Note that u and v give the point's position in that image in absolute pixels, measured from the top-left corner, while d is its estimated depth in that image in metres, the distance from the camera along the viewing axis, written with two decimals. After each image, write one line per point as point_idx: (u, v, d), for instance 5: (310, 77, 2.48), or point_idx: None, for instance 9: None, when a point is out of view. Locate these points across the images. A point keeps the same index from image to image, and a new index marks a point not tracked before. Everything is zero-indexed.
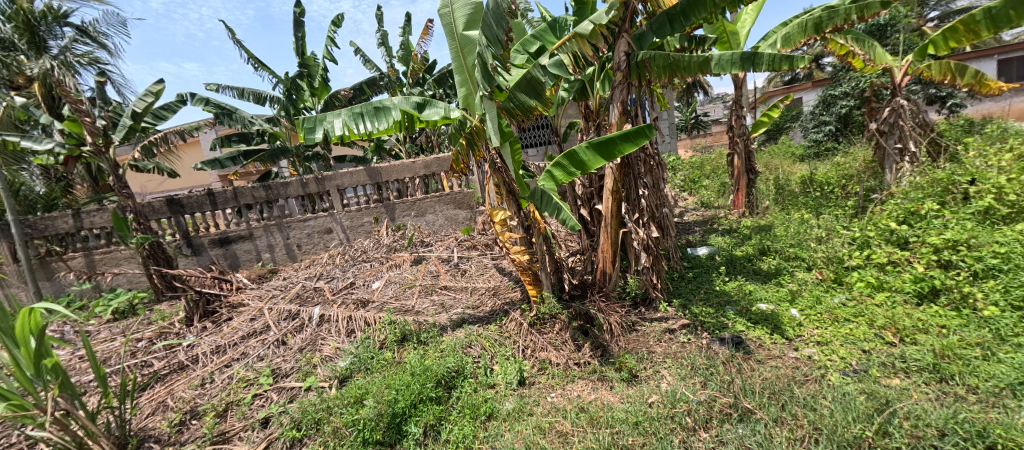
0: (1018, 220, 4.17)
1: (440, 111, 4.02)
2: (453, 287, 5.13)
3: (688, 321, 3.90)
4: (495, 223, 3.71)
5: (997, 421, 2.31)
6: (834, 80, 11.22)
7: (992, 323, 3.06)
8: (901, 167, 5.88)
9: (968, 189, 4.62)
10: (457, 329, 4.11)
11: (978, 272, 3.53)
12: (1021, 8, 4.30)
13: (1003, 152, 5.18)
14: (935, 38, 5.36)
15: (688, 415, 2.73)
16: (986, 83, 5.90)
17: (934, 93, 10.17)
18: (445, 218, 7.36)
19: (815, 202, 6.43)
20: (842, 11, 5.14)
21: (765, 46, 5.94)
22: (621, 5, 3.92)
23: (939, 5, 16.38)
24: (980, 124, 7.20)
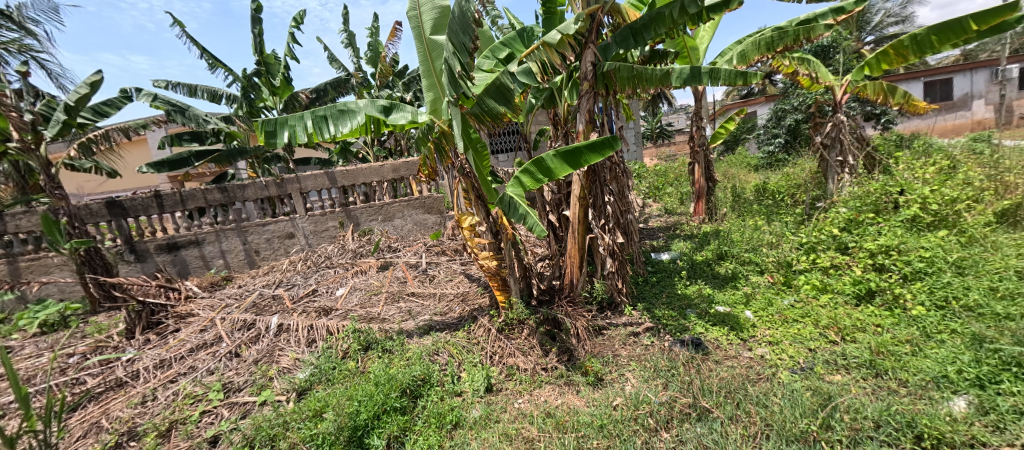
0: (939, 227, 4.63)
1: (407, 115, 3.98)
2: (421, 293, 5.05)
3: (651, 323, 4.03)
4: (462, 228, 3.74)
5: (923, 411, 2.52)
6: (785, 95, 12.00)
7: (919, 321, 3.34)
8: (840, 177, 6.34)
9: (899, 199, 5.06)
10: (424, 336, 4.05)
11: (907, 275, 3.86)
12: (941, 35, 4.96)
13: (928, 166, 5.71)
14: (870, 59, 5.81)
15: (650, 416, 2.81)
16: (912, 102, 6.53)
17: (871, 110, 11.08)
18: (414, 223, 7.12)
19: (768, 210, 6.84)
20: (791, 32, 5.50)
21: (722, 62, 6.36)
22: (587, 16, 4.03)
23: (874, 30, 17.90)
24: (909, 140, 7.90)
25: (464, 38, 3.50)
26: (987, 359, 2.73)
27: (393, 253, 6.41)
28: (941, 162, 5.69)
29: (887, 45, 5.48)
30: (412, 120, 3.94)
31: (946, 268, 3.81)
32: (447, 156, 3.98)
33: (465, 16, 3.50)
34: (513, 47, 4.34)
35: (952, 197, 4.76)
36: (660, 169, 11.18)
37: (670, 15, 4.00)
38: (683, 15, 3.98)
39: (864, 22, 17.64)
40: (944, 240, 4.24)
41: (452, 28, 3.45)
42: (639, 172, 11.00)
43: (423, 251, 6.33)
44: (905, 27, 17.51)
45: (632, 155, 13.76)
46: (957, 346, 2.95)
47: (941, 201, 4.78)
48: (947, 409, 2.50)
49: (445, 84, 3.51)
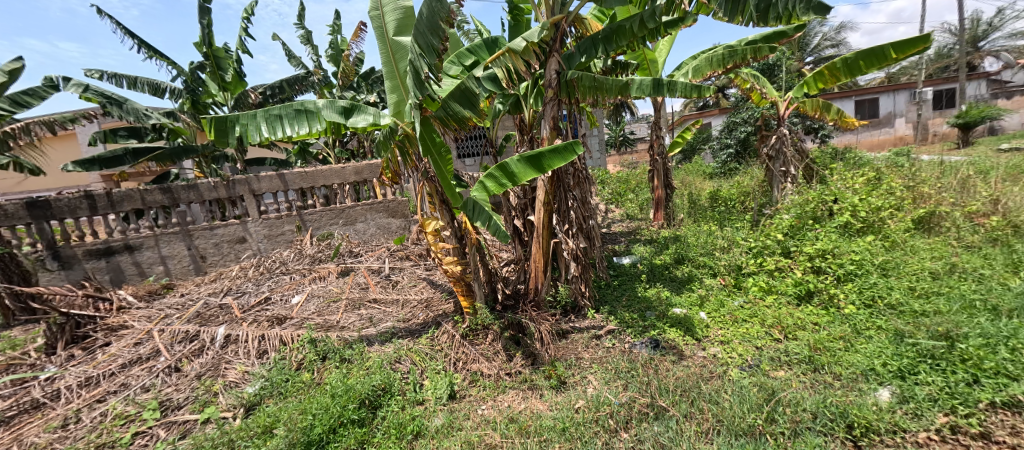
0: (867, 233, 5.11)
1: (367, 118, 3.89)
2: (383, 300, 4.91)
3: (613, 326, 4.14)
4: (426, 233, 3.66)
5: (854, 402, 2.73)
6: (736, 109, 12.77)
7: (851, 319, 3.65)
8: (783, 186, 6.80)
9: (832, 207, 5.51)
10: (386, 344, 3.92)
11: (841, 276, 4.22)
12: (868, 60, 5.52)
13: (858, 177, 6.25)
14: (808, 78, 6.33)
15: (611, 418, 2.88)
16: (845, 119, 7.13)
17: (810, 125, 12.00)
18: (377, 227, 7.09)
19: (721, 216, 7.27)
20: (741, 51, 5.93)
21: (680, 75, 6.72)
22: (553, 26, 4.09)
23: (813, 51, 19.46)
24: (842, 154, 8.62)
25: (430, 40, 3.46)
26: (907, 351, 3.02)
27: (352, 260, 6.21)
28: (868, 173, 6.25)
29: (824, 66, 6.02)
30: (373, 122, 3.86)
31: (872, 270, 4.20)
32: (410, 160, 3.92)
33: (432, 19, 3.46)
34: (478, 54, 4.39)
35: (877, 206, 5.26)
36: (621, 176, 11.55)
37: (631, 28, 4.19)
38: (642, 30, 4.19)
39: (804, 44, 19.15)
40: (871, 244, 4.67)
41: (419, 29, 3.41)
42: (602, 178, 11.30)
43: (385, 258, 6.19)
44: (838, 51, 19.17)
45: (596, 162, 14.10)
46: (882, 341, 3.23)
47: (869, 209, 5.26)
48: (872, 399, 2.74)
49: (410, 86, 3.43)
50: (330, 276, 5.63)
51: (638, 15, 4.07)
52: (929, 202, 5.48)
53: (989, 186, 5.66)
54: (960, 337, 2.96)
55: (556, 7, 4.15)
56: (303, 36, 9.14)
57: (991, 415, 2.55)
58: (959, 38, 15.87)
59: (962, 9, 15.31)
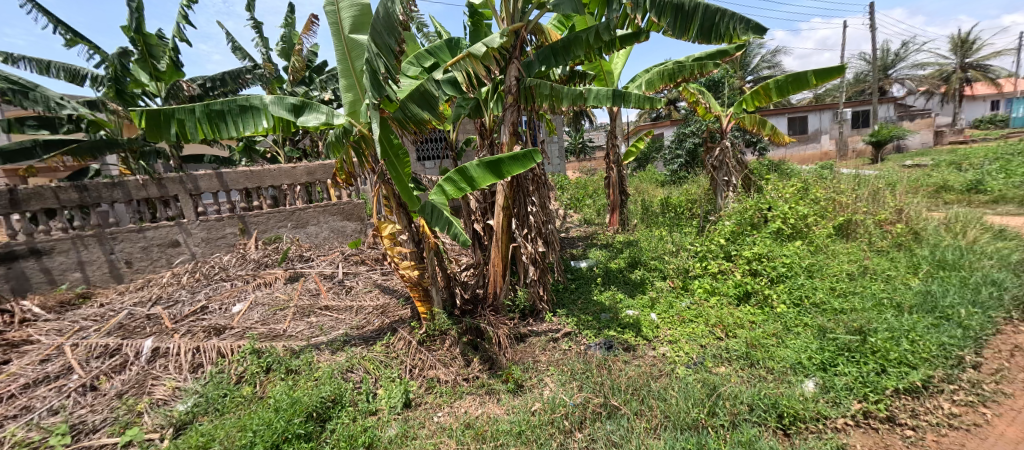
0: (794, 238, 5.61)
1: (320, 116, 3.73)
2: (335, 307, 4.69)
3: (570, 329, 4.23)
4: (382, 237, 3.58)
5: (784, 393, 2.96)
6: (685, 121, 13.54)
7: (782, 317, 3.97)
8: (726, 194, 7.27)
9: (767, 214, 5.99)
10: (337, 353, 3.75)
11: (774, 278, 4.59)
12: (794, 83, 6.10)
13: (789, 187, 6.84)
14: (746, 96, 6.84)
15: (566, 418, 2.94)
16: (777, 135, 7.74)
17: (750, 139, 12.96)
18: (331, 230, 6.79)
19: (671, 222, 7.68)
20: (688, 66, 6.29)
21: (633, 86, 6.99)
22: (513, 33, 4.19)
23: (753, 71, 21.11)
24: (777, 166, 9.39)
25: (386, 39, 3.42)
26: (828, 345, 3.33)
27: (300, 265, 5.89)
28: (796, 184, 6.83)
29: (758, 86, 6.55)
30: (326, 122, 3.71)
31: (800, 272, 4.60)
32: (365, 161, 3.81)
33: (388, 19, 3.43)
34: (438, 55, 4.36)
35: (804, 213, 5.78)
36: (580, 183, 11.85)
37: (587, 39, 4.34)
38: (598, 41, 4.34)
39: (745, 63, 20.72)
40: (799, 249, 5.13)
41: (374, 28, 3.36)
42: (561, 184, 11.54)
43: (336, 264, 5.92)
44: (773, 71, 20.92)
45: (554, 168, 14.38)
46: (808, 336, 3.55)
47: (797, 217, 5.77)
48: (799, 390, 3.00)
49: (366, 86, 3.32)
50: (277, 282, 5.33)
51: (593, 27, 4.22)
52: (846, 211, 6.06)
53: (894, 198, 6.34)
54: (870, 331, 3.33)
55: (516, 16, 4.23)
56: (252, 26, 8.60)
57: (896, 400, 2.87)
58: (872, 66, 17.82)
59: (873, 40, 17.23)
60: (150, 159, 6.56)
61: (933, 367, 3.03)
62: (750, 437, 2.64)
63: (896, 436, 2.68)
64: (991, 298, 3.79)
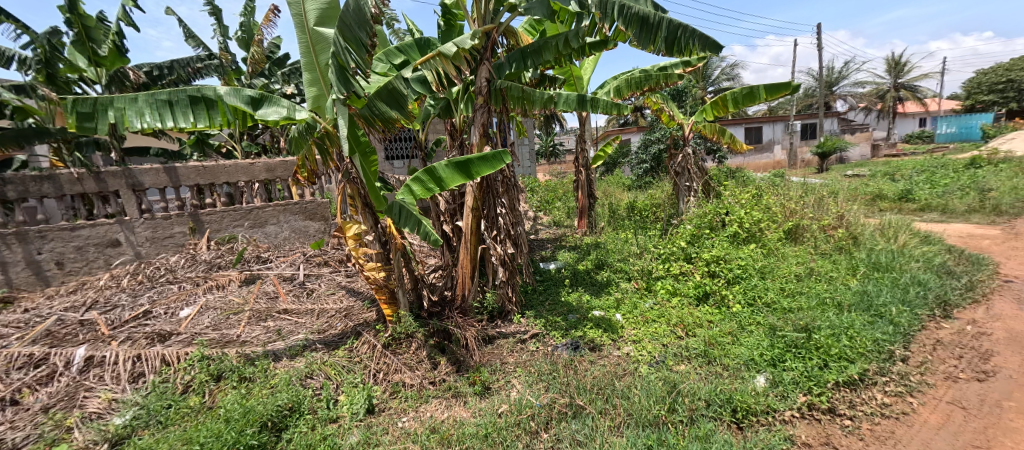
0: (749, 241, 5.94)
1: (280, 110, 3.57)
2: (295, 311, 4.49)
3: (537, 330, 4.28)
4: (347, 237, 3.46)
5: (738, 388, 3.12)
6: (650, 127, 14.00)
7: (737, 316, 4.18)
8: (687, 199, 7.56)
9: (725, 218, 6.31)
10: (296, 359, 3.58)
11: (730, 279, 4.82)
12: (749, 96, 6.45)
13: (745, 193, 7.21)
14: (705, 105, 7.15)
15: (532, 419, 2.96)
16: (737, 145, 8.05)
17: (710, 147, 13.57)
18: (292, 230, 6.38)
19: (636, 225, 7.93)
20: (654, 76, 6.48)
21: (601, 92, 7.09)
22: (484, 34, 4.23)
23: (713, 82, 22.22)
24: (734, 173, 9.89)
25: (356, 32, 3.37)
26: (778, 342, 3.54)
27: (254, 267, 5.57)
28: (750, 191, 7.20)
29: (717, 96, 6.87)
30: (287, 117, 3.54)
31: (753, 273, 4.87)
32: (330, 159, 3.67)
33: (359, 12, 3.39)
34: (408, 54, 4.39)
35: (758, 218, 6.13)
36: (549, 185, 11.98)
37: (556, 46, 4.39)
38: (567, 48, 4.40)
39: (706, 75, 21.73)
40: (753, 251, 5.43)
41: (344, 20, 3.29)
42: (531, 186, 11.61)
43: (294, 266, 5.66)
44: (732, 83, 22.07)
45: (524, 170, 14.46)
46: (760, 334, 3.76)
47: (752, 221, 6.10)
48: (751, 385, 3.16)
49: (332, 80, 3.25)
50: (230, 285, 5.04)
51: (563, 34, 4.27)
52: (795, 216, 6.45)
53: (836, 204, 6.81)
54: (815, 329, 3.58)
55: (487, 17, 4.31)
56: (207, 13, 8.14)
57: (836, 393, 3.09)
58: (818, 83, 19.14)
59: (819, 58, 18.54)
60: (86, 149, 6.51)
61: (868, 361, 3.29)
62: (707, 431, 2.75)
63: (836, 426, 2.88)
64: (917, 297, 4.18)
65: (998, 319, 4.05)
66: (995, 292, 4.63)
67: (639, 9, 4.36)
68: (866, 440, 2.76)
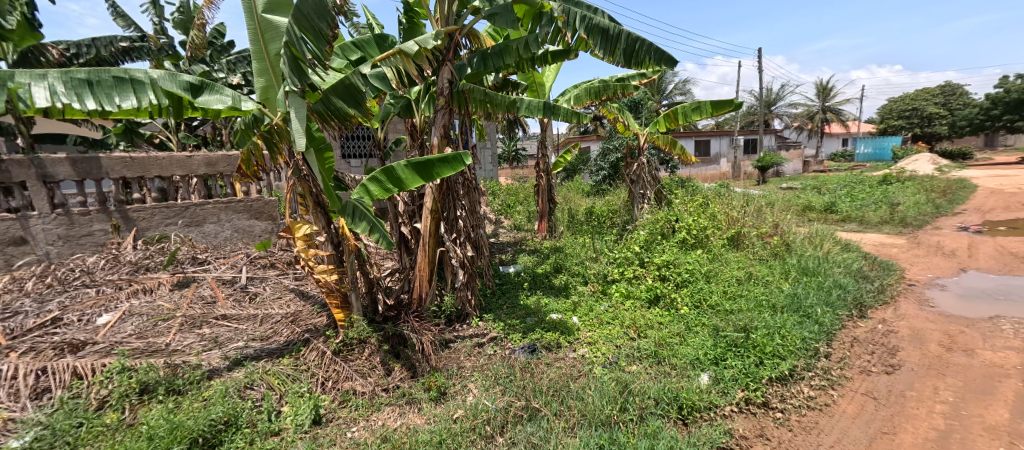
0: (695, 247, 6.31)
1: (224, 100, 3.45)
2: (235, 317, 4.17)
3: (495, 334, 4.27)
4: (296, 239, 3.30)
5: (684, 387, 3.28)
6: (609, 136, 14.51)
7: (685, 318, 4.40)
8: (641, 206, 7.87)
9: (674, 225, 6.67)
10: (235, 369, 3.33)
11: (679, 282, 5.09)
12: (697, 110, 6.91)
13: (693, 202, 7.63)
14: (659, 117, 7.51)
15: (487, 424, 2.94)
16: (686, 157, 8.51)
17: (663, 157, 14.27)
18: (234, 229, 6.03)
19: (593, 230, 8.16)
20: (612, 86, 6.76)
21: (563, 100, 7.28)
22: (447, 35, 4.18)
23: (666, 96, 23.52)
24: (684, 183, 10.44)
25: (316, 23, 3.29)
26: (720, 342, 3.78)
27: (191, 269, 5.21)
28: (698, 200, 7.64)
29: (669, 109, 7.24)
30: (232, 106, 3.45)
31: (699, 277, 5.18)
32: (278, 154, 3.51)
33: (319, 1, 3.28)
34: (365, 50, 4.32)
35: (704, 226, 6.53)
36: (511, 190, 12.05)
37: (517, 49, 4.42)
38: (527, 53, 4.46)
39: (660, 88, 22.86)
40: (700, 257, 5.78)
41: (302, 10, 3.20)
42: (493, 190, 11.61)
43: (234, 269, 5.27)
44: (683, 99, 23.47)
45: (485, 173, 14.43)
46: (705, 335, 3.98)
47: (698, 228, 6.49)
48: (696, 383, 3.34)
49: (286, 72, 3.15)
50: (160, 289, 4.63)
51: (523, 39, 4.34)
52: (736, 224, 6.92)
53: (772, 214, 7.37)
54: (753, 329, 3.87)
55: (450, 17, 4.27)
56: None
57: (770, 388, 3.35)
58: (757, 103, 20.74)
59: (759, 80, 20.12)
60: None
61: (797, 358, 3.60)
62: (655, 428, 2.87)
63: (769, 418, 3.12)
64: (838, 299, 4.64)
65: (904, 318, 4.58)
66: (901, 295, 5.23)
67: (599, 21, 4.53)
68: (794, 431, 3.01)
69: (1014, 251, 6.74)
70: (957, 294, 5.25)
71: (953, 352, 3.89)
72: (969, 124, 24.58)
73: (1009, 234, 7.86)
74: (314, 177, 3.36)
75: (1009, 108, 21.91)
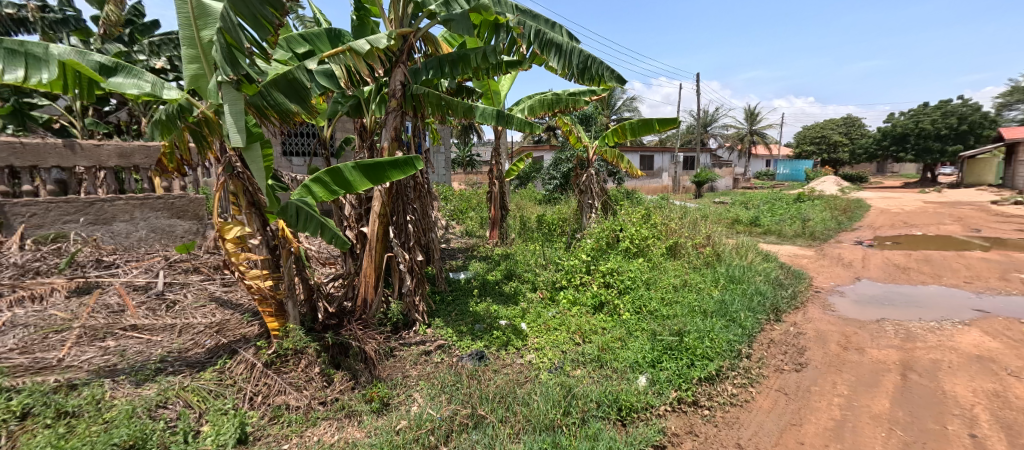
0: (637, 255, 6.67)
1: (141, 85, 3.13)
2: (147, 327, 3.72)
3: (443, 341, 4.19)
4: (226, 240, 3.05)
5: (624, 389, 3.43)
6: (562, 147, 14.92)
7: (627, 323, 4.61)
8: (589, 216, 8.13)
9: (619, 234, 7.00)
10: (144, 386, 2.96)
11: (622, 289, 5.34)
12: (642, 127, 7.27)
13: (638, 213, 8.03)
14: (607, 131, 7.81)
15: (431, 434, 2.87)
16: (633, 171, 8.93)
17: (612, 169, 14.91)
18: (151, 229, 5.53)
19: (543, 238, 8.32)
20: (565, 99, 6.92)
21: (517, 110, 7.38)
22: (400, 36, 4.14)
23: (615, 111, 24.73)
24: (630, 195, 10.96)
25: (258, 10, 3.09)
26: (657, 345, 4.00)
27: (97, 272, 4.68)
28: (641, 210, 8.03)
29: (617, 124, 7.56)
30: (150, 93, 3.12)
31: (640, 284, 5.45)
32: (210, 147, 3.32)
33: None
34: (313, 44, 4.18)
35: (646, 236, 6.92)
36: (463, 195, 11.96)
37: (475, 59, 4.41)
38: (484, 63, 4.46)
39: (610, 104, 23.94)
40: (641, 265, 6.11)
41: None
42: (445, 194, 11.43)
43: (149, 274, 4.76)
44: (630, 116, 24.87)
45: (438, 177, 14.24)
46: (643, 339, 4.18)
47: (640, 238, 6.86)
48: (634, 385, 3.50)
49: (217, 60, 2.88)
50: (53, 296, 4.07)
51: (481, 48, 4.33)
52: (674, 235, 7.37)
53: (705, 226, 7.94)
54: (686, 332, 4.15)
55: (404, 20, 4.23)
56: None
57: (700, 387, 3.61)
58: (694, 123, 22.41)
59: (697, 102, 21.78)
60: None
61: (722, 359, 3.93)
62: (595, 430, 2.97)
63: (698, 416, 3.35)
64: (759, 304, 5.12)
65: (811, 321, 5.17)
66: (809, 301, 5.90)
67: (552, 36, 4.72)
68: (719, 426, 3.26)
69: (897, 263, 7.82)
70: (853, 299, 6.00)
71: (848, 351, 4.44)
72: (864, 153, 28.30)
73: (896, 249, 9.11)
74: (249, 174, 3.14)
75: (894, 141, 25.94)
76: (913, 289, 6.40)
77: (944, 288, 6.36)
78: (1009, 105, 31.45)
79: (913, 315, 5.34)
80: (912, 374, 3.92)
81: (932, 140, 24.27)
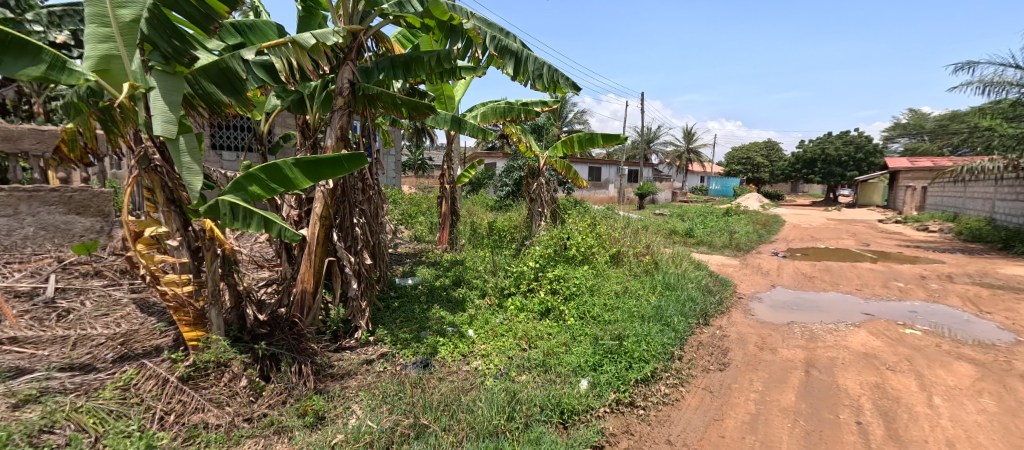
0: (580, 263, 6.89)
1: (38, 65, 2.76)
2: (32, 340, 3.20)
3: (387, 349, 4.04)
4: (138, 240, 2.87)
5: (567, 393, 3.51)
6: (513, 155, 15.05)
7: (570, 328, 4.73)
8: (539, 223, 8.27)
9: (566, 242, 7.19)
10: (24, 408, 2.53)
11: (568, 295, 5.49)
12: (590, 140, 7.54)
13: (586, 222, 8.28)
14: (558, 142, 8.00)
15: (370, 446, 2.75)
16: (579, 181, 9.21)
17: (561, 179, 15.27)
18: (41, 227, 4.87)
19: (492, 245, 8.32)
20: (516, 108, 7.01)
21: (470, 116, 7.27)
22: (349, 33, 3.94)
23: (565, 122, 25.51)
24: (578, 204, 11.27)
25: None
26: (598, 349, 4.15)
27: None
28: (588, 220, 8.30)
29: (567, 136, 7.76)
30: (46, 74, 2.76)
31: (585, 290, 5.62)
32: (123, 136, 2.99)
33: None
34: (247, 36, 3.79)
35: (592, 244, 7.18)
36: (412, 199, 11.65)
37: (428, 63, 4.29)
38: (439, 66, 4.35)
39: (560, 115, 24.65)
40: (586, 272, 6.33)
41: None
42: (392, 198, 11.03)
43: (35, 278, 4.13)
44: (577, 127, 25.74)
45: (386, 179, 13.76)
46: (586, 344, 4.31)
47: (585, 246, 7.09)
48: (576, 388, 3.60)
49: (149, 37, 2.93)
50: None
51: (436, 52, 4.21)
52: (617, 243, 7.70)
53: (646, 235, 8.39)
54: (625, 336, 4.36)
55: (354, 17, 4.06)
56: None
57: (637, 388, 3.80)
58: None
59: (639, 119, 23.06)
60: None
61: (657, 361, 4.17)
62: (537, 435, 3.01)
63: (633, 416, 3.52)
64: (689, 309, 5.52)
65: (734, 325, 5.67)
66: (733, 306, 6.46)
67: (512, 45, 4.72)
68: (652, 425, 3.45)
69: (805, 272, 8.79)
70: (768, 305, 6.64)
71: (764, 351, 4.90)
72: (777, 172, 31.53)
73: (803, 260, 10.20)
74: (167, 168, 2.92)
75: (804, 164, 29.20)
76: (816, 296, 7.22)
77: (840, 295, 7.24)
78: (891, 137, 36.60)
79: (816, 318, 6.04)
80: (813, 371, 4.41)
81: (835, 166, 27.87)
